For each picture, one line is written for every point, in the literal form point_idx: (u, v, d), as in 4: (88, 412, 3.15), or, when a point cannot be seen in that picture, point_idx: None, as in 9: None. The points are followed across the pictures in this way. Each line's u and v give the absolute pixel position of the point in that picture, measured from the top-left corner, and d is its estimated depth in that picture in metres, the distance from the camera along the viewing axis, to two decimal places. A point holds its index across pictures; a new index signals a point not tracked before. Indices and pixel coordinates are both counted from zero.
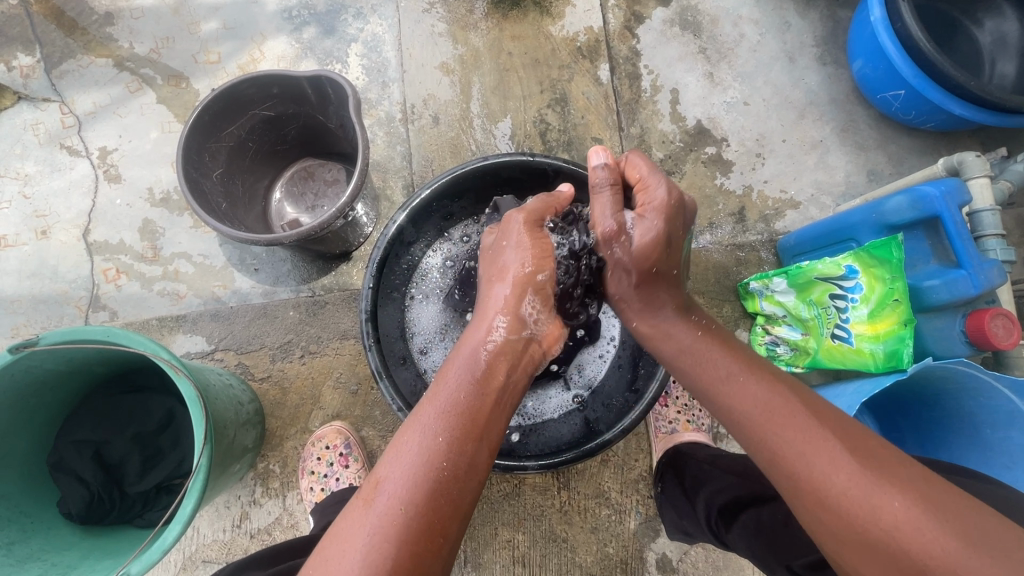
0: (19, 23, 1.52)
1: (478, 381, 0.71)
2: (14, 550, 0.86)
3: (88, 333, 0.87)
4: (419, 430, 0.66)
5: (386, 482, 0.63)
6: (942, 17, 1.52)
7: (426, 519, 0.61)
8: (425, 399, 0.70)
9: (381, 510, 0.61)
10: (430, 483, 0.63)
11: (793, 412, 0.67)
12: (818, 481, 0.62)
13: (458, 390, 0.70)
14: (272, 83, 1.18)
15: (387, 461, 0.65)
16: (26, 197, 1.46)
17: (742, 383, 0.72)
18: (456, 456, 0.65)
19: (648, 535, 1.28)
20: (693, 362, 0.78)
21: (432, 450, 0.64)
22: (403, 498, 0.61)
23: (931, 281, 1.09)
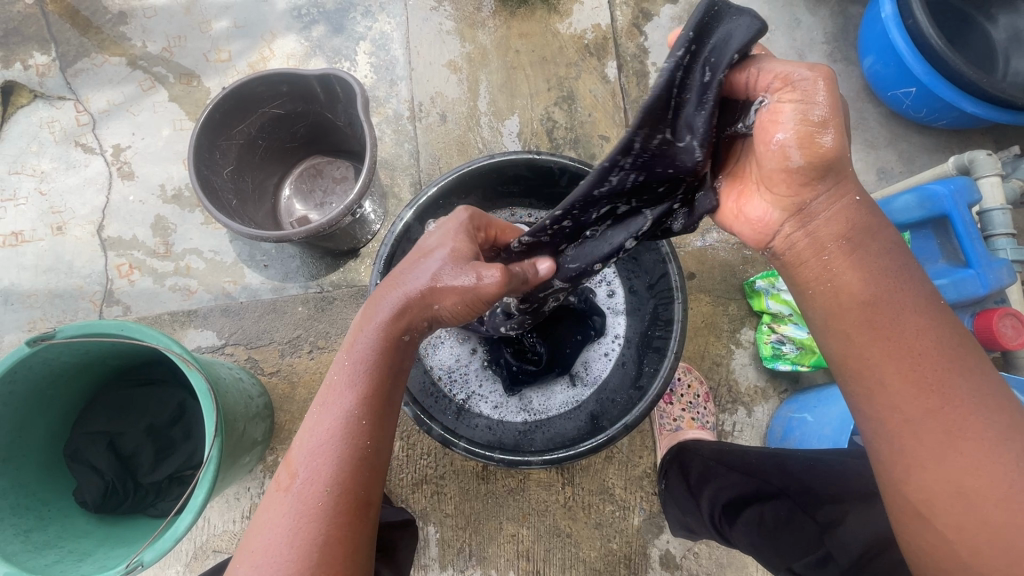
0: (35, 22, 1.55)
1: (385, 364, 0.71)
2: (32, 538, 0.89)
3: (104, 326, 0.90)
4: (333, 416, 0.67)
5: (305, 468, 0.65)
6: (955, 14, 1.50)
7: (349, 497, 0.64)
8: (331, 385, 0.70)
9: (303, 494, 0.63)
10: (350, 465, 0.65)
11: (956, 383, 0.63)
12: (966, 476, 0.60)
13: (365, 372, 0.70)
14: (282, 82, 1.19)
15: (301, 449, 0.66)
16: (42, 193, 1.49)
17: (920, 330, 0.65)
18: (371, 437, 0.68)
19: (652, 531, 1.29)
20: (875, 323, 0.67)
21: (346, 432, 0.66)
22: (325, 481, 0.64)
23: (939, 281, 1.08)
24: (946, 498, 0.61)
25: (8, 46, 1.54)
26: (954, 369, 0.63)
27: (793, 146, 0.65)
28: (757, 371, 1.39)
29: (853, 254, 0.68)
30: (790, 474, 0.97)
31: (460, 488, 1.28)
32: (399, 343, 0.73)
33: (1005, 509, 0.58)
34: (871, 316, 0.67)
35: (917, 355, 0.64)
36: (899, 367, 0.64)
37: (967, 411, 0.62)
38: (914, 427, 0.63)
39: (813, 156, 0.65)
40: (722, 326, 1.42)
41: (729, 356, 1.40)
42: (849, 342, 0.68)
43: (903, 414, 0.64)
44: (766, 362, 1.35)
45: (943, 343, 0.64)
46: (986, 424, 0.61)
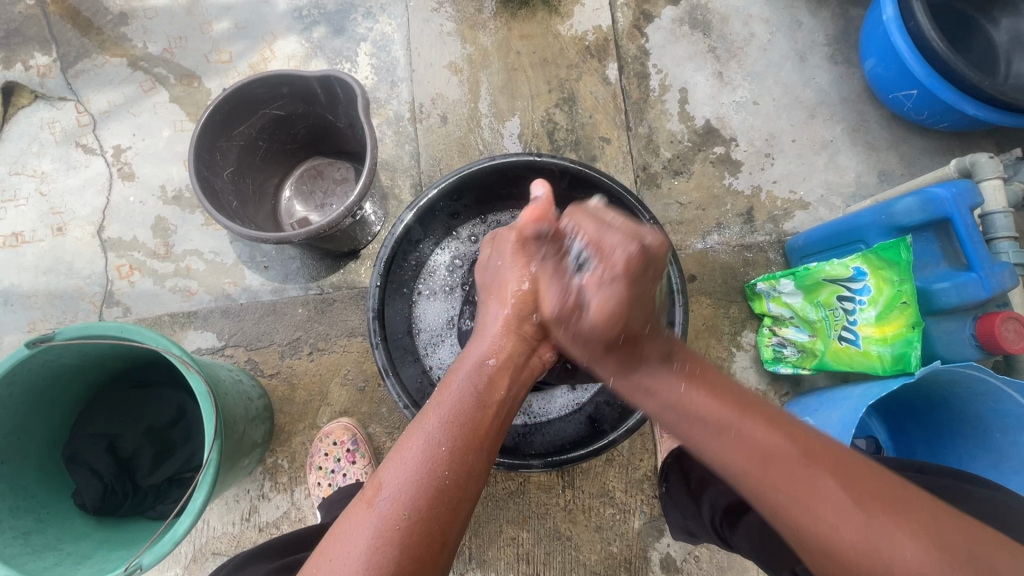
0: (36, 23, 1.55)
1: (479, 393, 0.73)
2: (31, 539, 0.89)
3: (103, 328, 0.90)
4: (421, 437, 0.69)
5: (390, 485, 0.66)
6: (957, 16, 1.50)
7: (426, 525, 0.64)
8: (427, 408, 0.73)
9: (385, 513, 0.64)
10: (431, 490, 0.65)
11: (781, 460, 0.62)
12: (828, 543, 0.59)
13: (462, 401, 0.71)
14: (282, 84, 1.19)
15: (391, 465, 0.68)
16: (43, 194, 1.49)
17: (719, 434, 0.66)
18: (456, 466, 0.67)
19: (652, 534, 1.29)
20: (678, 414, 0.70)
21: (431, 456, 0.67)
22: (404, 504, 0.64)
23: (941, 284, 1.08)
24: (822, 562, 0.60)
25: (9, 46, 1.54)
26: (771, 449, 0.63)
27: (607, 291, 0.64)
28: (759, 374, 1.39)
29: (685, 383, 0.70)
30: None
31: None
32: (483, 367, 0.76)
33: (816, 503, 0.60)
34: (688, 424, 0.69)
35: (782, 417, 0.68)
36: (736, 458, 0.64)
37: (825, 491, 0.60)
38: (770, 505, 0.63)
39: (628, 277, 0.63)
40: (723, 329, 1.42)
41: (730, 358, 1.40)
42: (704, 449, 0.68)
43: (758, 413, 0.68)
44: (768, 365, 1.36)
45: (774, 429, 0.65)
46: (839, 491, 0.60)
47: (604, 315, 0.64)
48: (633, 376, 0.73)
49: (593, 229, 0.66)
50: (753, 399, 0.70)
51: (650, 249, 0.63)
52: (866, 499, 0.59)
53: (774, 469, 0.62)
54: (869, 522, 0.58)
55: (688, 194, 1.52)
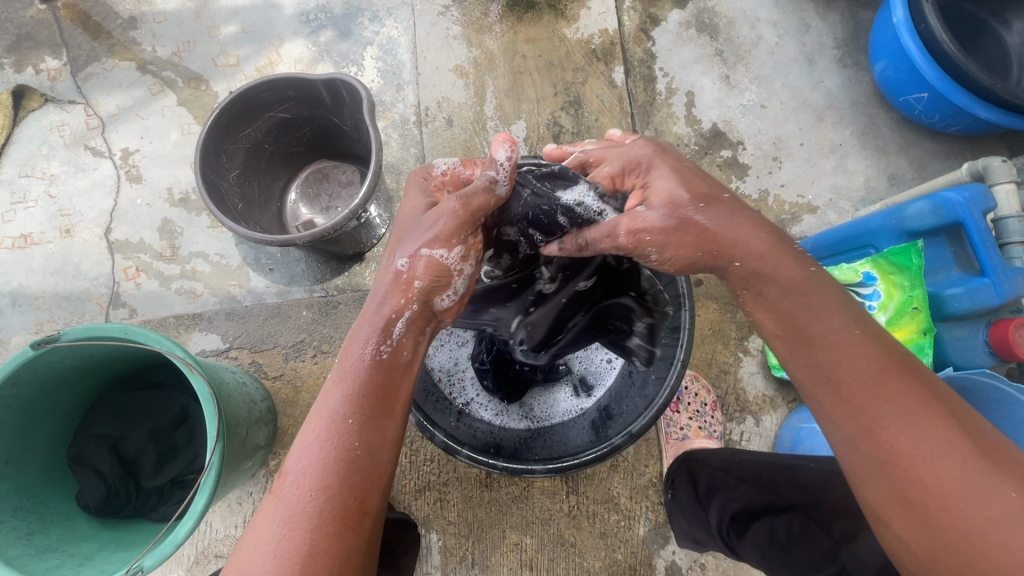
0: (47, 27, 1.56)
1: (381, 356, 0.66)
2: (34, 540, 0.89)
3: (107, 329, 0.90)
4: (325, 415, 0.63)
5: (296, 470, 0.60)
6: (969, 18, 1.48)
7: (341, 501, 0.59)
8: (329, 381, 0.66)
9: (292, 497, 0.59)
10: (340, 464, 0.60)
11: (896, 395, 0.60)
12: (914, 468, 0.58)
13: (361, 368, 0.65)
14: (288, 87, 1.19)
15: (296, 449, 0.62)
16: (52, 196, 1.50)
17: (852, 337, 0.65)
18: (366, 438, 0.62)
19: (657, 541, 1.27)
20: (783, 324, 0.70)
21: (339, 430, 0.62)
22: (312, 484, 0.59)
23: (953, 289, 1.07)
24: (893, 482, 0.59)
25: (21, 50, 1.55)
26: (887, 380, 0.61)
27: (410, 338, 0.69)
28: (765, 381, 1.37)
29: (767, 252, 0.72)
30: (801, 487, 0.94)
31: (463, 495, 1.27)
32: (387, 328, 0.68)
33: (901, 429, 0.59)
34: (794, 343, 0.69)
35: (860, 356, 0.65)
36: (782, 316, 0.70)
37: (894, 413, 0.60)
38: (821, 373, 0.65)
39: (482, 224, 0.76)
40: (730, 334, 1.40)
41: (737, 364, 1.38)
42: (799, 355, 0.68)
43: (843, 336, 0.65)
44: (775, 371, 1.33)
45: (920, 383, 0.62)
46: (935, 431, 0.58)
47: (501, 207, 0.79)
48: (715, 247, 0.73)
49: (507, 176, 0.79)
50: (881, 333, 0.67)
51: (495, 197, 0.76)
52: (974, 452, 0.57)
53: (841, 371, 0.64)
54: (975, 472, 0.56)
55: None
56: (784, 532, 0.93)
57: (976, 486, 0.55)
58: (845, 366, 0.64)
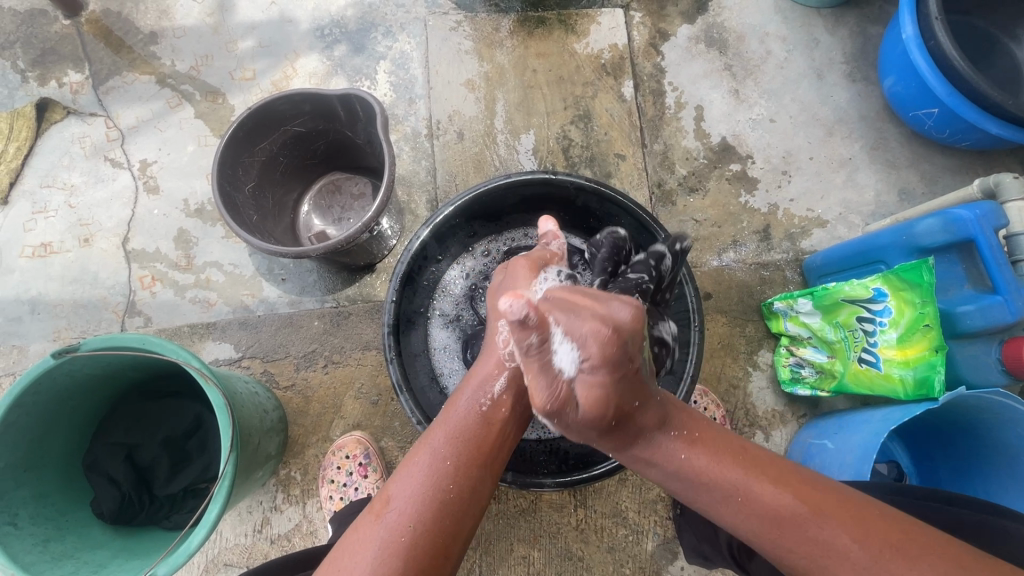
0: (70, 42, 1.61)
1: (485, 411, 0.72)
2: (51, 547, 0.90)
3: (126, 339, 0.92)
4: (428, 452, 0.69)
5: (397, 499, 0.66)
6: (979, 34, 1.48)
7: (432, 539, 0.64)
8: (434, 425, 0.73)
9: (391, 525, 0.64)
10: (435, 503, 0.66)
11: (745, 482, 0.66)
12: (780, 543, 0.64)
13: (469, 416, 0.72)
14: (304, 101, 1.22)
15: (398, 479, 0.68)
16: (72, 207, 1.54)
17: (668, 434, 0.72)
18: (461, 481, 0.67)
19: (666, 557, 1.26)
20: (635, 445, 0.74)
21: (438, 472, 0.67)
22: (411, 516, 0.64)
23: (965, 306, 1.07)
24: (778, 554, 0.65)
25: (45, 64, 1.60)
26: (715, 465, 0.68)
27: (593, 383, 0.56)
28: (775, 395, 1.37)
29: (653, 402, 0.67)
30: None
31: None
32: (491, 385, 0.73)
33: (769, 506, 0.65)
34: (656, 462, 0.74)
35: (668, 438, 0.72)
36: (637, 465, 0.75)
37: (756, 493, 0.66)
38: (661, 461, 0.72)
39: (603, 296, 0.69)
40: (739, 347, 1.40)
41: (746, 378, 1.38)
42: (720, 514, 0.68)
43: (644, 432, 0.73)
44: (785, 387, 1.34)
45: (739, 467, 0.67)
46: (780, 493, 0.65)
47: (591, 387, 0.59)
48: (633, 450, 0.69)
49: (565, 305, 0.57)
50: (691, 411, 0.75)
51: (624, 328, 0.55)
52: (882, 547, 0.61)
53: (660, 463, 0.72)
54: (817, 522, 0.63)
55: (704, 212, 1.51)
56: None
57: (830, 533, 0.62)
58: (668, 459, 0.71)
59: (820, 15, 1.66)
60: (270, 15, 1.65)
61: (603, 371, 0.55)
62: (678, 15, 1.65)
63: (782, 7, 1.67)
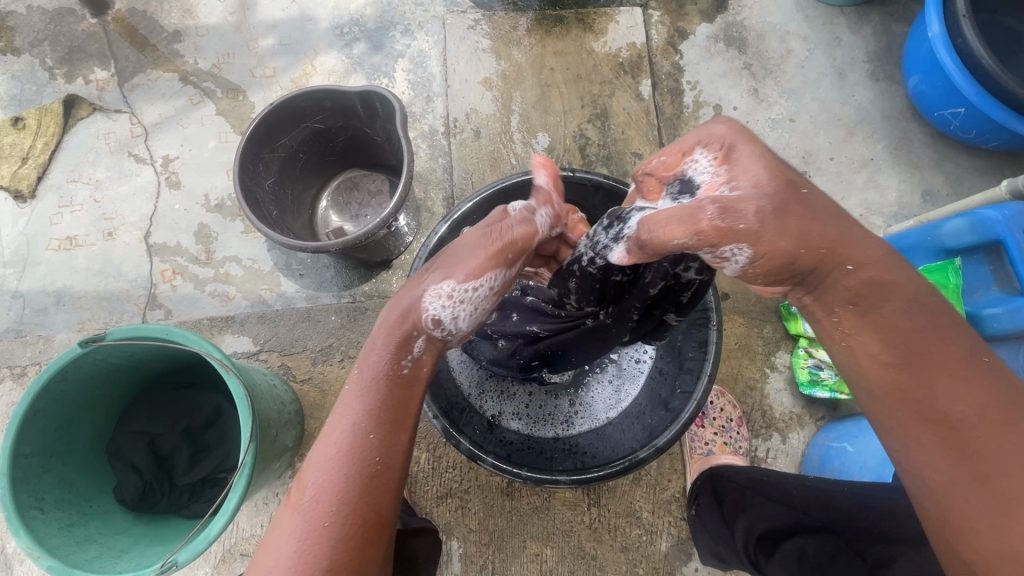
0: (97, 40, 1.64)
1: (404, 374, 0.68)
2: (74, 532, 0.92)
3: (149, 330, 0.93)
4: (343, 430, 0.64)
5: (315, 484, 0.61)
6: (1008, 32, 1.45)
7: (360, 519, 0.61)
8: (345, 394, 0.67)
9: (312, 513, 0.60)
10: (359, 483, 0.62)
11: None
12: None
13: (386, 383, 0.67)
14: (324, 98, 1.23)
15: (312, 463, 0.63)
16: (96, 201, 1.57)
17: (958, 371, 0.58)
18: (383, 453, 0.63)
19: (680, 558, 1.25)
20: (904, 349, 0.61)
21: (358, 449, 0.63)
22: (330, 501, 0.60)
23: (993, 309, 1.04)
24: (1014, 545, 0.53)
25: (72, 62, 1.63)
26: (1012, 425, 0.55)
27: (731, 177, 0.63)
28: (793, 397, 1.35)
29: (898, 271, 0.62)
30: (834, 509, 0.92)
31: (484, 503, 1.27)
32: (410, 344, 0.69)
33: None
34: (897, 369, 0.61)
35: (948, 367, 0.59)
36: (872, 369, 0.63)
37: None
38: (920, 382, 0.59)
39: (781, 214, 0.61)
40: (757, 348, 1.38)
41: (764, 379, 1.36)
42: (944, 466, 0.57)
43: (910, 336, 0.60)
44: (803, 389, 1.31)
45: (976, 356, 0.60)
46: None
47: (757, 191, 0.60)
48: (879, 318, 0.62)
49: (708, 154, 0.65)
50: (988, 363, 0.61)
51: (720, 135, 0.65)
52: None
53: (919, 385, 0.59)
54: None
55: None
56: (814, 553, 0.90)
57: None
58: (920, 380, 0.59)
59: (842, 14, 1.64)
60: (291, 14, 1.67)
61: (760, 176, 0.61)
62: (696, 14, 1.64)
63: (803, 5, 1.65)
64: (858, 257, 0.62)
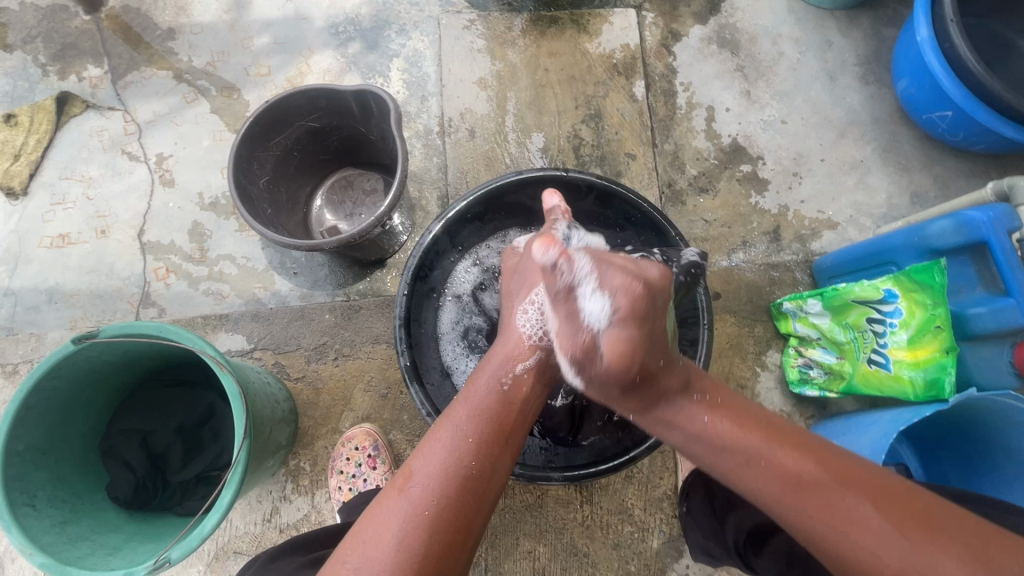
0: (90, 38, 1.64)
1: (508, 390, 0.79)
2: (67, 529, 0.92)
3: (143, 327, 0.94)
4: (451, 430, 0.73)
5: (421, 473, 0.70)
6: (995, 37, 1.48)
7: (455, 514, 0.67)
8: (455, 403, 0.78)
9: (414, 499, 0.68)
10: (460, 480, 0.69)
11: (838, 494, 0.64)
12: (867, 566, 0.61)
13: (489, 395, 0.77)
14: (319, 97, 1.23)
15: (421, 456, 0.72)
16: (89, 198, 1.56)
17: (770, 454, 0.69)
18: (482, 457, 0.72)
19: (671, 555, 1.27)
20: (708, 447, 0.73)
21: (465, 447, 0.72)
22: (434, 491, 0.68)
23: (977, 308, 1.07)
24: None
25: (65, 58, 1.63)
26: (822, 472, 0.66)
27: (621, 335, 0.68)
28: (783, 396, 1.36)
29: (708, 414, 0.75)
30: None
31: None
32: (510, 363, 0.81)
33: (856, 529, 0.62)
34: (745, 474, 0.70)
35: (739, 445, 0.71)
36: (763, 487, 0.68)
37: (844, 514, 0.63)
38: (751, 482, 0.70)
39: (637, 315, 0.69)
40: (748, 348, 1.40)
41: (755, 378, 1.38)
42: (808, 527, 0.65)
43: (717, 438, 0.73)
44: (793, 387, 1.34)
45: (772, 439, 0.71)
46: (878, 522, 0.61)
47: (617, 359, 0.69)
48: (655, 411, 0.77)
49: (600, 276, 0.70)
50: (785, 426, 0.73)
51: (655, 284, 0.73)
52: (902, 521, 0.61)
53: (770, 484, 0.68)
54: (909, 545, 0.60)
55: (714, 212, 1.51)
56: (803, 548, 0.92)
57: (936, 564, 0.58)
58: (741, 458, 0.70)
59: (833, 17, 1.66)
60: (285, 13, 1.67)
61: (630, 326, 0.69)
62: (690, 16, 1.65)
63: (795, 8, 1.67)
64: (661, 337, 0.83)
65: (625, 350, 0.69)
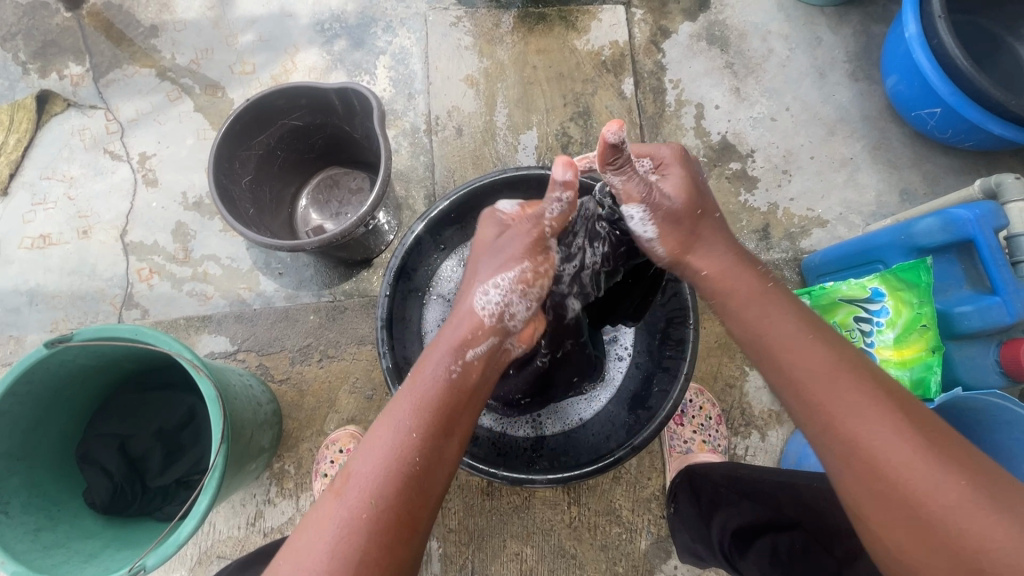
0: (71, 35, 1.61)
1: (454, 377, 0.71)
2: (41, 536, 0.90)
3: (118, 330, 0.92)
4: (393, 425, 0.66)
5: (358, 474, 0.63)
6: (984, 33, 1.47)
7: (397, 512, 0.62)
8: (398, 394, 0.70)
9: (351, 502, 0.61)
10: (401, 477, 0.63)
11: (854, 393, 0.62)
12: (870, 459, 0.59)
13: (436, 382, 0.70)
14: (301, 95, 1.22)
15: (360, 454, 0.66)
16: (70, 198, 1.54)
17: (809, 343, 0.68)
18: (426, 451, 0.65)
19: (659, 556, 1.26)
20: (749, 336, 0.73)
21: (405, 443, 0.65)
22: (372, 491, 0.62)
23: (963, 307, 1.06)
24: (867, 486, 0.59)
25: (46, 56, 1.60)
26: (846, 370, 0.64)
27: (671, 178, 0.81)
28: (771, 395, 1.36)
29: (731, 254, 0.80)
30: (802, 503, 0.94)
31: (465, 503, 1.27)
32: (461, 351, 0.74)
33: (865, 431, 0.60)
34: (762, 355, 0.71)
35: (789, 341, 0.69)
36: (797, 368, 0.67)
37: (856, 407, 0.61)
38: (780, 370, 0.69)
39: (696, 184, 0.82)
40: (736, 347, 1.39)
41: (743, 377, 1.37)
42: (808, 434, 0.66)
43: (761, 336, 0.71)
44: None
45: (819, 340, 0.68)
46: (888, 425, 0.60)
47: (683, 191, 0.80)
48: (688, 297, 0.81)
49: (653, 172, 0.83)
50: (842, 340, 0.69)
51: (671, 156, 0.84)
52: (919, 436, 0.59)
53: (793, 382, 0.67)
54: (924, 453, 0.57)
55: None
56: (786, 550, 0.92)
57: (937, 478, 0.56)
58: (773, 347, 0.70)
59: (823, 13, 1.65)
60: (270, 9, 1.65)
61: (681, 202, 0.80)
62: (679, 12, 1.64)
63: (784, 5, 1.66)
64: (703, 267, 0.79)
65: (686, 187, 0.80)
